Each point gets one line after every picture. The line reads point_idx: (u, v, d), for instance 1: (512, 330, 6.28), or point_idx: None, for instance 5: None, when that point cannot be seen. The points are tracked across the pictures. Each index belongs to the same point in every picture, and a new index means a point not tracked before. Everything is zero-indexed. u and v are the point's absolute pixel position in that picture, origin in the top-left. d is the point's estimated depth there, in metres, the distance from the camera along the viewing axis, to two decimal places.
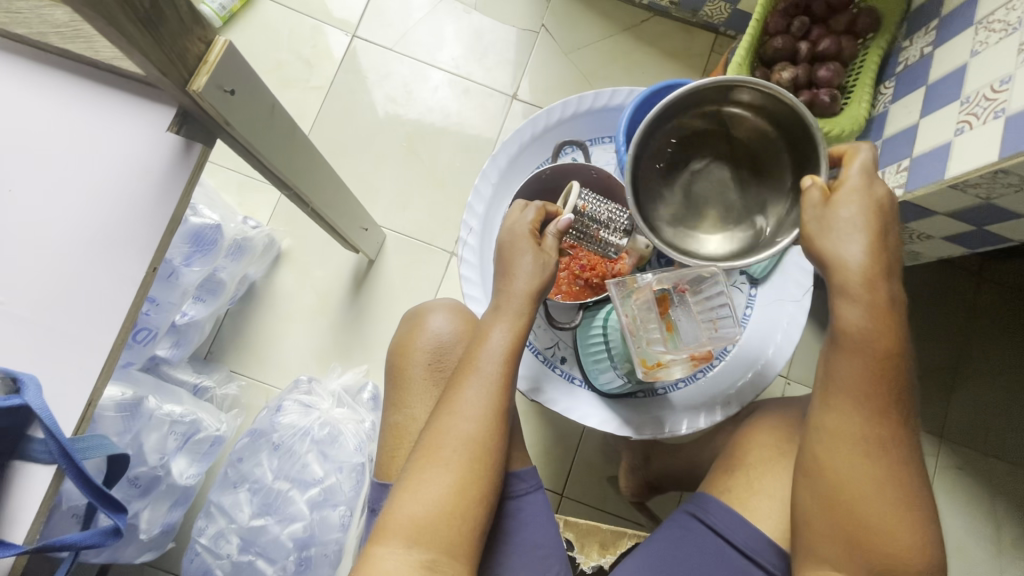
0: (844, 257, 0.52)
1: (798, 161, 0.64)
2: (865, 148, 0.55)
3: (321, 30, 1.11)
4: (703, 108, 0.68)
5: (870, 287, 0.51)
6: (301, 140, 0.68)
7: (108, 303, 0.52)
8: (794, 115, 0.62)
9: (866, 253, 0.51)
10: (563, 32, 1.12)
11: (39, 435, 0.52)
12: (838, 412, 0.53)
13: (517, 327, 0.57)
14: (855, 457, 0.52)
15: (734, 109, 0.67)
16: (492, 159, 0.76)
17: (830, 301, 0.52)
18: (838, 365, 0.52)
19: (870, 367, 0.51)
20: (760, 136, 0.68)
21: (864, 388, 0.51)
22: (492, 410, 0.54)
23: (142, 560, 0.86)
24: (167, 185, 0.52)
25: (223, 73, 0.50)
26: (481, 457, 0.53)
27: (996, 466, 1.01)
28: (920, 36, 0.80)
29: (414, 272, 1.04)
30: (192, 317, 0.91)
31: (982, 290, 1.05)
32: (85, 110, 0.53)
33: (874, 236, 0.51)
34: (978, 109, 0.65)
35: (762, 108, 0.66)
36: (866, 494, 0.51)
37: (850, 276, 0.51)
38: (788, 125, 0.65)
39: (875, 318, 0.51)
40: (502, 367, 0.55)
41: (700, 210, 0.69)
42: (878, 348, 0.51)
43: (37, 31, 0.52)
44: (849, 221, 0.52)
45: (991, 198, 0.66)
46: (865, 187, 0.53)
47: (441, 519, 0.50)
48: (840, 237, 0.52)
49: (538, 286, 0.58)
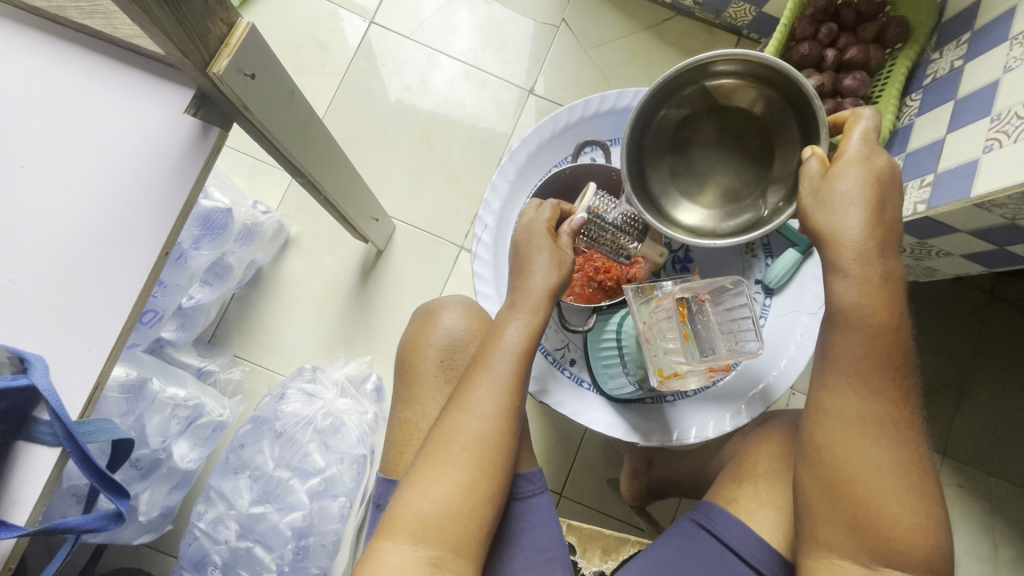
0: (840, 232, 0.52)
1: (805, 130, 0.62)
2: (863, 117, 0.55)
3: (338, 15, 1.09)
4: (699, 83, 0.65)
5: (862, 261, 0.51)
6: (316, 127, 0.66)
7: (118, 286, 0.51)
8: (793, 81, 0.60)
9: (863, 224, 0.51)
10: (583, 28, 1.10)
11: (44, 417, 0.51)
12: (836, 392, 0.52)
13: (535, 323, 0.56)
14: (853, 435, 0.51)
15: (726, 82, 0.64)
16: (510, 155, 0.75)
17: (824, 278, 0.53)
18: (835, 344, 0.52)
19: (868, 342, 0.51)
20: (759, 109, 0.65)
21: (860, 364, 0.51)
22: (503, 408, 0.53)
23: (140, 542, 0.86)
24: (183, 167, 0.51)
25: (244, 56, 0.49)
26: (492, 455, 0.52)
27: (997, 485, 1.00)
28: (950, 49, 0.79)
29: (423, 264, 1.03)
30: (199, 300, 0.90)
31: (993, 309, 1.03)
32: (102, 89, 0.52)
33: (867, 204, 0.52)
34: (1009, 128, 0.64)
35: (757, 78, 0.63)
36: (869, 477, 0.50)
37: (846, 252, 0.52)
38: (786, 92, 0.62)
39: (871, 294, 0.51)
40: (515, 366, 0.54)
41: (704, 188, 0.66)
42: (875, 325, 0.51)
43: (57, 5, 0.50)
44: (846, 194, 0.52)
45: (1016, 219, 0.64)
46: (865, 158, 0.53)
47: (449, 516, 0.50)
48: (837, 207, 0.52)
49: (555, 284, 0.57)
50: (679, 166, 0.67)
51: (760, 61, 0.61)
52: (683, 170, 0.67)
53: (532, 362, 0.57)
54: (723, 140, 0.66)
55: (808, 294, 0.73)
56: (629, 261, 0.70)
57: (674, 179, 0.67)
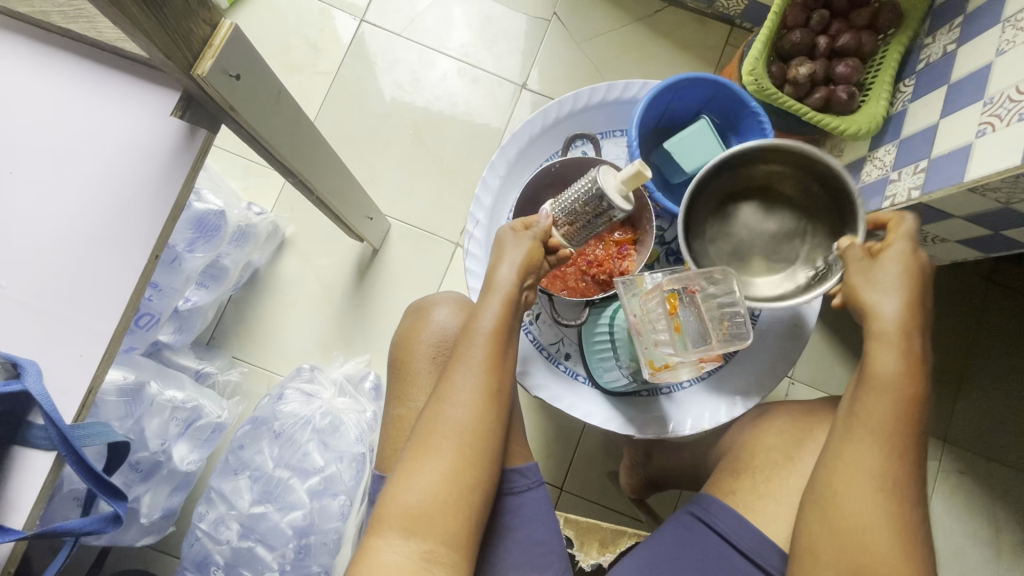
0: (873, 309, 0.53)
1: (841, 223, 0.63)
2: (908, 216, 0.56)
3: (329, 14, 1.09)
4: (753, 165, 0.66)
5: (904, 337, 0.52)
6: (304, 127, 0.66)
7: (108, 291, 0.51)
8: (837, 175, 0.61)
9: (901, 308, 0.53)
10: (575, 22, 1.10)
11: (40, 422, 0.51)
12: (859, 447, 0.52)
13: (506, 306, 0.54)
14: (869, 490, 0.51)
15: (777, 168, 0.66)
16: (501, 150, 0.73)
17: (865, 346, 0.54)
18: (863, 401, 0.53)
19: (899, 407, 0.52)
20: (804, 193, 0.66)
21: (886, 425, 0.51)
22: (483, 394, 0.52)
23: (143, 543, 0.87)
24: (170, 170, 0.52)
25: (227, 57, 0.49)
26: (475, 444, 0.51)
27: (999, 470, 1.00)
28: (942, 33, 0.78)
29: (418, 262, 1.04)
30: (195, 303, 0.90)
31: (992, 294, 1.03)
32: (88, 94, 0.51)
33: (908, 297, 0.53)
34: (1001, 111, 0.64)
35: (805, 171, 0.65)
36: (872, 529, 0.50)
37: (884, 327, 0.53)
38: (828, 183, 0.64)
39: (907, 366, 0.52)
40: (486, 349, 0.53)
41: (746, 262, 0.68)
42: (906, 392, 0.52)
43: (39, 10, 0.50)
44: (890, 281, 0.53)
45: (1010, 203, 0.64)
46: (912, 253, 0.54)
47: (436, 507, 0.49)
48: (875, 291, 0.54)
49: (521, 260, 0.55)
50: (718, 232, 0.68)
51: (806, 154, 0.62)
52: (722, 240, 0.68)
53: (513, 339, 0.56)
54: (773, 216, 0.68)
55: None
56: (621, 254, 0.68)
57: (715, 245, 0.68)
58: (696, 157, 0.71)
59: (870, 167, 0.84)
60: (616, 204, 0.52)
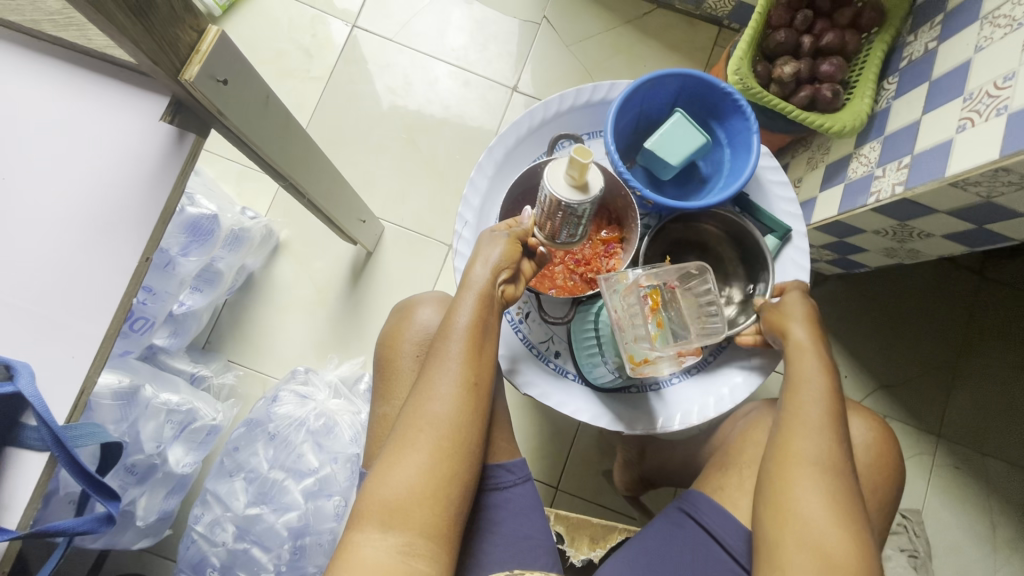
0: (787, 332, 0.60)
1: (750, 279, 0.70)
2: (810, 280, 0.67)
3: (322, 20, 1.10)
4: (685, 225, 0.72)
5: (817, 346, 0.59)
6: (295, 130, 0.67)
7: (98, 294, 0.52)
8: (752, 240, 0.68)
9: (808, 329, 0.60)
10: (565, 24, 1.11)
11: (33, 423, 0.52)
12: (793, 437, 0.54)
13: (481, 304, 0.56)
14: (806, 471, 0.52)
15: (705, 228, 0.72)
16: (488, 152, 0.74)
17: (788, 359, 0.59)
18: (792, 399, 0.56)
19: (823, 398, 0.55)
20: (730, 254, 0.72)
21: (815, 414, 0.55)
22: (464, 391, 0.53)
23: (139, 546, 0.87)
24: (159, 174, 0.52)
25: (215, 63, 0.50)
26: (454, 438, 0.52)
27: (993, 465, 1.00)
28: (924, 30, 0.79)
29: (411, 263, 1.05)
30: (189, 307, 0.91)
31: (985, 288, 1.04)
32: (79, 99, 0.53)
33: (813, 324, 0.61)
34: (981, 106, 0.65)
35: (729, 234, 0.71)
36: (814, 512, 0.50)
37: (798, 338, 0.59)
38: (748, 253, 0.70)
39: (823, 368, 0.57)
40: (463, 343, 0.54)
41: None
42: (825, 387, 0.56)
43: (31, 19, 0.52)
44: (795, 307, 0.62)
45: (991, 196, 0.65)
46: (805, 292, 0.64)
47: (414, 500, 0.50)
48: (788, 319, 0.61)
49: (498, 254, 0.57)
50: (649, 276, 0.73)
51: (735, 221, 0.69)
52: None
53: (493, 335, 0.57)
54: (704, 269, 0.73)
55: (791, 264, 0.74)
56: (609, 252, 0.69)
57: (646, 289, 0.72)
58: (681, 152, 0.71)
59: (855, 165, 0.83)
60: (562, 197, 0.51)
